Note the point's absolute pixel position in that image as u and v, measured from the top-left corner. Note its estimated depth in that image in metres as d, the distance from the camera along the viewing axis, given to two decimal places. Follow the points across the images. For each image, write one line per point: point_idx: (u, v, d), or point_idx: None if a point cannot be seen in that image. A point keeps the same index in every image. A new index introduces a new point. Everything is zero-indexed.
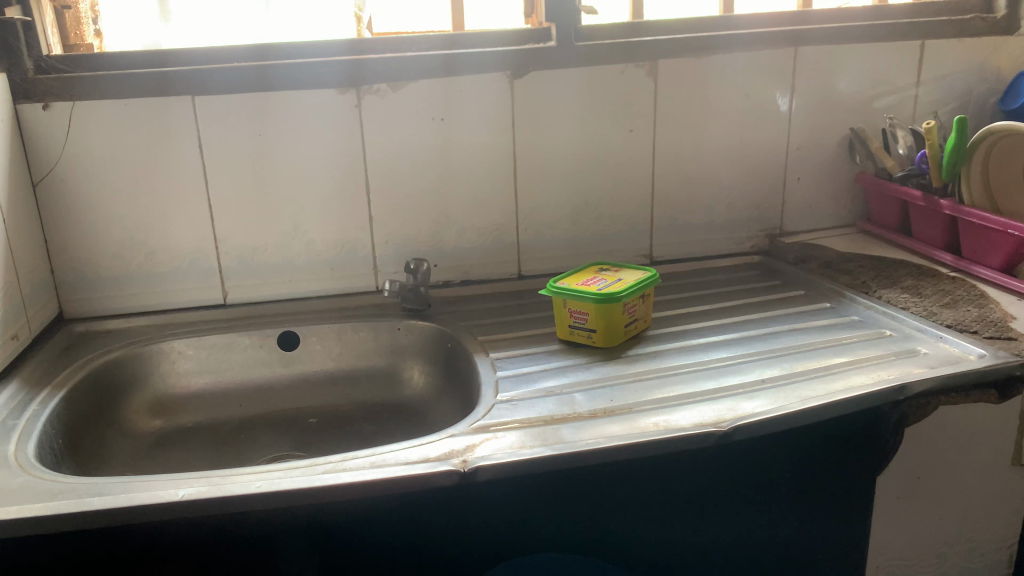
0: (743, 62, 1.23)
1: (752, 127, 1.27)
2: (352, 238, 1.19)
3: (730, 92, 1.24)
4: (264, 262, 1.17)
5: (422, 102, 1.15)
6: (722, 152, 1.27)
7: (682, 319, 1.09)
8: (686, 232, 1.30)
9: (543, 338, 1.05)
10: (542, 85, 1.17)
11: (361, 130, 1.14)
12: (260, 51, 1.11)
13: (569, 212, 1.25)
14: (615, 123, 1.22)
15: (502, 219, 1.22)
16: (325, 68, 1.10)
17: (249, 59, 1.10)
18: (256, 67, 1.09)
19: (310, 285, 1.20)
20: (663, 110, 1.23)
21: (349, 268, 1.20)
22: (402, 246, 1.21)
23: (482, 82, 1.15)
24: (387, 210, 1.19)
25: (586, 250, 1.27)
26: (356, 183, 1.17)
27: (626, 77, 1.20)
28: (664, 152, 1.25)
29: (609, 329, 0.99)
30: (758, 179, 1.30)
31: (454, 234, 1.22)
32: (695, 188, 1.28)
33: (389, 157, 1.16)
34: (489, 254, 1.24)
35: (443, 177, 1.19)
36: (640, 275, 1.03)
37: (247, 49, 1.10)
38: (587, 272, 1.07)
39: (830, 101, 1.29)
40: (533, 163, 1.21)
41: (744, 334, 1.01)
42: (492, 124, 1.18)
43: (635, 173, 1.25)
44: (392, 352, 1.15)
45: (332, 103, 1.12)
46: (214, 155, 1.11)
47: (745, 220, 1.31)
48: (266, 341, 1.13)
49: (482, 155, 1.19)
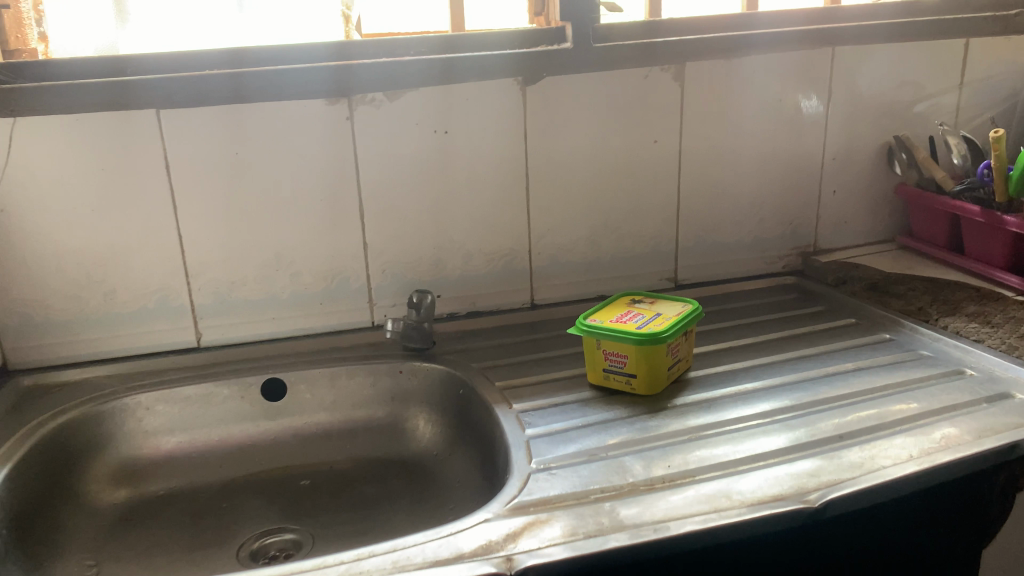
0: (776, 64, 1.11)
1: (785, 134, 1.15)
2: (344, 268, 1.04)
3: (761, 98, 1.12)
4: (243, 299, 1.02)
5: (422, 113, 1.01)
6: (753, 164, 1.15)
7: (727, 356, 0.96)
8: (715, 252, 1.17)
9: (572, 384, 0.92)
10: (558, 91, 1.04)
11: (354, 145, 1.00)
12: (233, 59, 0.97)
13: (587, 234, 1.11)
14: (637, 134, 1.09)
15: (513, 243, 1.09)
16: (313, 76, 0.96)
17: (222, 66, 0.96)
18: (230, 75, 0.94)
19: (296, 323, 1.05)
20: (689, 119, 1.10)
21: (341, 303, 1.05)
22: (401, 276, 1.06)
23: (490, 89, 1.02)
24: (384, 236, 1.04)
25: (605, 274, 1.14)
26: (348, 206, 1.02)
27: (650, 82, 1.07)
28: (690, 165, 1.12)
29: (652, 373, 0.86)
30: (791, 193, 1.17)
31: (460, 261, 1.07)
32: (725, 204, 1.15)
33: (385, 176, 1.02)
34: (499, 282, 1.10)
35: (447, 197, 1.05)
36: (681, 311, 0.91)
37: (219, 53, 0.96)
38: (618, 305, 0.94)
39: (867, 106, 1.17)
40: (547, 180, 1.07)
41: (802, 375, 0.89)
42: (503, 137, 1.04)
43: (660, 189, 1.12)
44: (393, 399, 1.01)
45: (320, 115, 0.98)
46: (184, 178, 0.97)
47: (776, 238, 1.19)
48: (249, 391, 0.99)
49: (489, 173, 1.05)
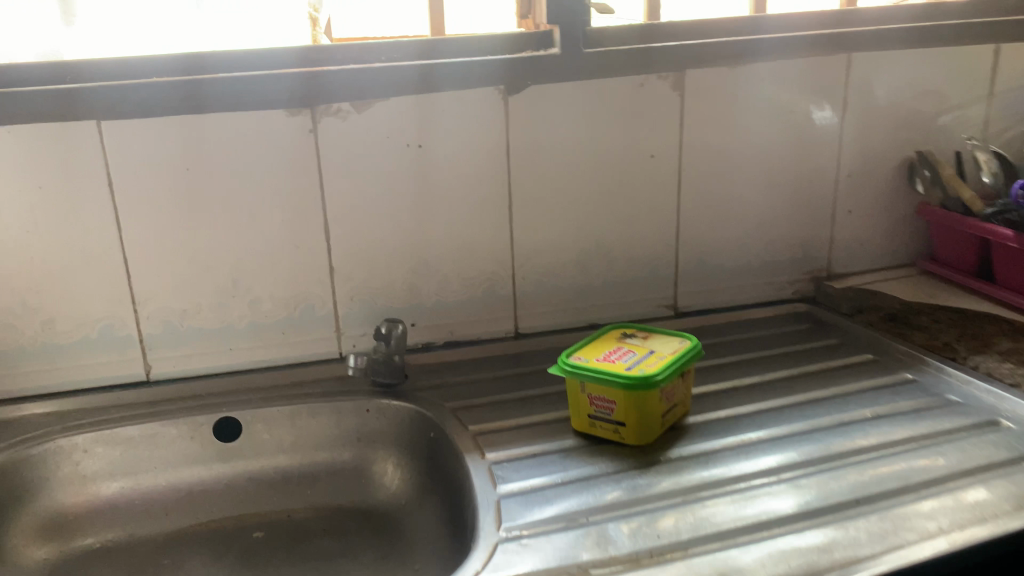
0: (785, 71, 1.01)
1: (796, 149, 1.05)
2: (307, 295, 0.95)
3: (769, 109, 1.02)
4: (196, 329, 0.93)
5: (393, 126, 0.92)
6: (760, 181, 1.05)
7: (728, 398, 0.86)
8: (719, 277, 1.07)
9: (553, 429, 0.82)
10: (545, 101, 0.95)
11: (318, 160, 0.91)
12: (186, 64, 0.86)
13: (576, 256, 1.01)
14: (632, 148, 0.99)
15: (494, 266, 0.99)
16: (275, 83, 0.85)
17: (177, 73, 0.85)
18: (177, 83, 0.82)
19: (256, 355, 0.95)
20: (690, 132, 1.00)
21: (305, 332, 0.96)
22: (370, 303, 0.97)
23: (469, 99, 0.93)
24: (352, 260, 0.95)
25: (597, 301, 1.04)
26: (312, 227, 0.93)
27: (645, 92, 0.97)
28: (691, 183, 1.02)
29: (642, 421, 0.76)
30: (802, 213, 1.07)
31: (436, 287, 0.98)
32: (729, 225, 1.05)
33: (353, 194, 0.93)
34: (479, 310, 1.00)
35: (421, 217, 0.95)
36: (677, 349, 0.81)
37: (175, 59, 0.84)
38: (607, 341, 0.84)
39: (885, 119, 1.07)
40: (532, 198, 0.98)
41: (812, 423, 0.79)
42: (483, 152, 0.95)
43: (657, 208, 1.02)
44: (360, 440, 0.91)
45: (280, 127, 0.89)
46: (129, 197, 0.88)
47: (786, 262, 1.09)
48: (199, 432, 0.89)
49: (469, 191, 0.96)
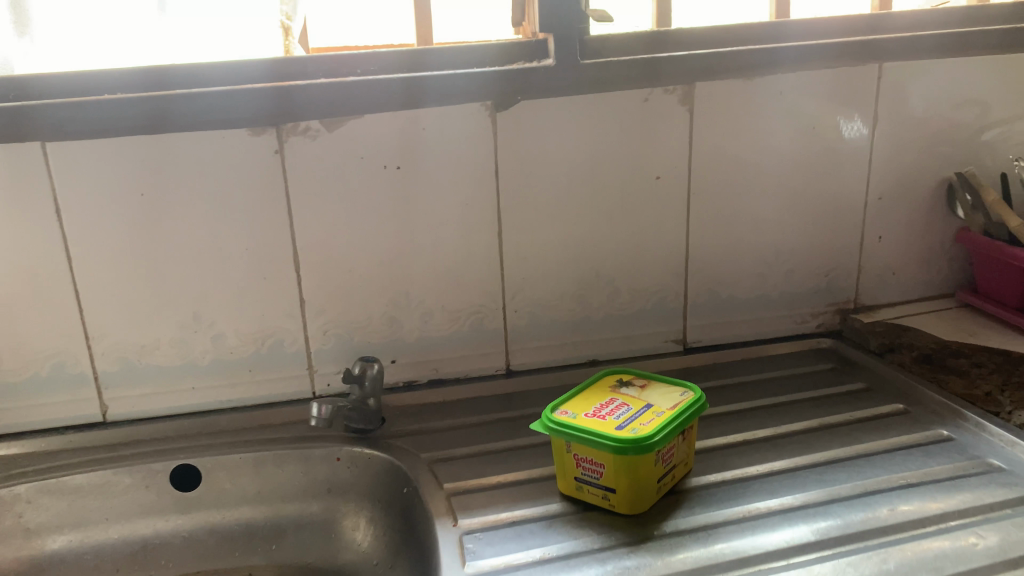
0: (808, 83, 0.91)
1: (820, 168, 0.94)
2: (276, 330, 0.87)
3: (790, 125, 0.92)
4: (156, 366, 0.85)
5: (369, 146, 0.83)
6: (780, 205, 0.94)
7: (737, 455, 0.76)
8: (733, 309, 0.97)
9: (537, 490, 0.73)
10: (537, 118, 0.85)
11: (286, 184, 0.82)
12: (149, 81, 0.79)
13: (574, 288, 0.92)
14: (636, 169, 0.89)
15: (483, 298, 0.90)
16: (242, 101, 0.78)
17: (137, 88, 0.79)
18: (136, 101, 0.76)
19: (221, 394, 0.88)
20: (701, 150, 0.90)
21: (274, 370, 0.88)
22: (346, 339, 0.88)
23: (453, 116, 0.84)
24: (324, 292, 0.86)
25: (598, 335, 0.95)
26: (281, 256, 0.84)
27: (650, 107, 0.88)
28: (702, 207, 0.92)
29: (635, 487, 0.66)
30: (827, 239, 0.97)
31: (418, 321, 0.89)
32: (745, 253, 0.95)
33: (325, 220, 0.84)
34: (466, 346, 0.91)
35: (402, 245, 0.87)
36: (677, 402, 0.71)
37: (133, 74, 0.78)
38: (599, 391, 0.75)
39: (920, 135, 0.96)
40: (524, 224, 0.88)
41: (832, 492, 0.69)
42: (470, 173, 0.86)
43: (665, 235, 0.92)
44: (330, 490, 0.83)
45: (243, 148, 0.81)
46: (79, 224, 0.80)
47: (809, 293, 0.98)
48: (155, 480, 0.82)
49: (453, 217, 0.87)
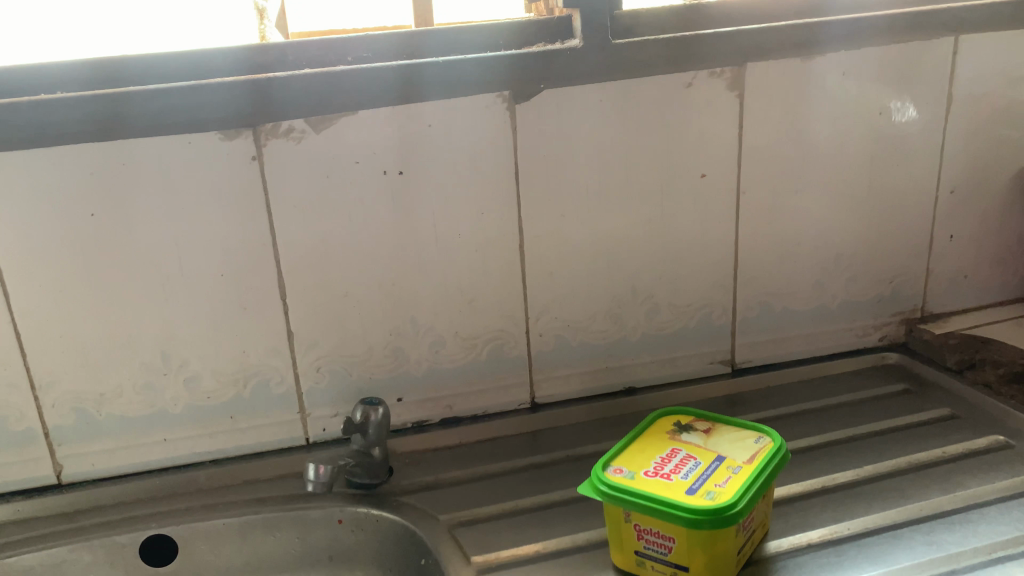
0: (871, 62, 0.78)
1: (886, 158, 0.82)
2: (260, 369, 0.73)
3: (851, 111, 0.79)
4: (118, 416, 0.72)
5: (364, 148, 0.69)
6: (840, 202, 0.82)
7: (820, 509, 0.63)
8: (787, 323, 0.84)
9: (584, 563, 0.60)
10: (564, 109, 0.72)
11: (267, 197, 0.69)
12: (106, 76, 0.65)
13: (607, 306, 0.79)
14: (678, 167, 0.76)
15: (503, 323, 0.77)
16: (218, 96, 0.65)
17: (86, 86, 0.65)
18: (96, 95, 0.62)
19: (198, 445, 0.74)
20: (753, 143, 0.77)
21: (260, 416, 0.75)
22: (344, 376, 0.75)
23: (464, 110, 0.70)
24: (316, 322, 0.73)
25: (636, 359, 0.82)
26: (263, 282, 0.71)
27: (693, 94, 0.75)
28: (753, 208, 0.80)
29: (713, 565, 0.54)
30: (891, 239, 0.85)
31: (428, 352, 0.76)
32: (800, 259, 0.82)
33: (315, 238, 0.71)
34: (484, 378, 0.78)
35: (406, 265, 0.73)
36: (755, 454, 0.59)
37: (80, 69, 0.64)
38: (656, 438, 0.62)
39: (998, 118, 0.84)
40: (551, 235, 0.75)
41: (948, 559, 0.57)
42: (485, 178, 0.72)
43: (710, 242, 0.79)
44: (333, 558, 0.71)
45: (214, 156, 0.67)
46: (14, 250, 0.66)
47: (871, 302, 0.86)
48: (121, 555, 0.69)
49: (466, 229, 0.73)
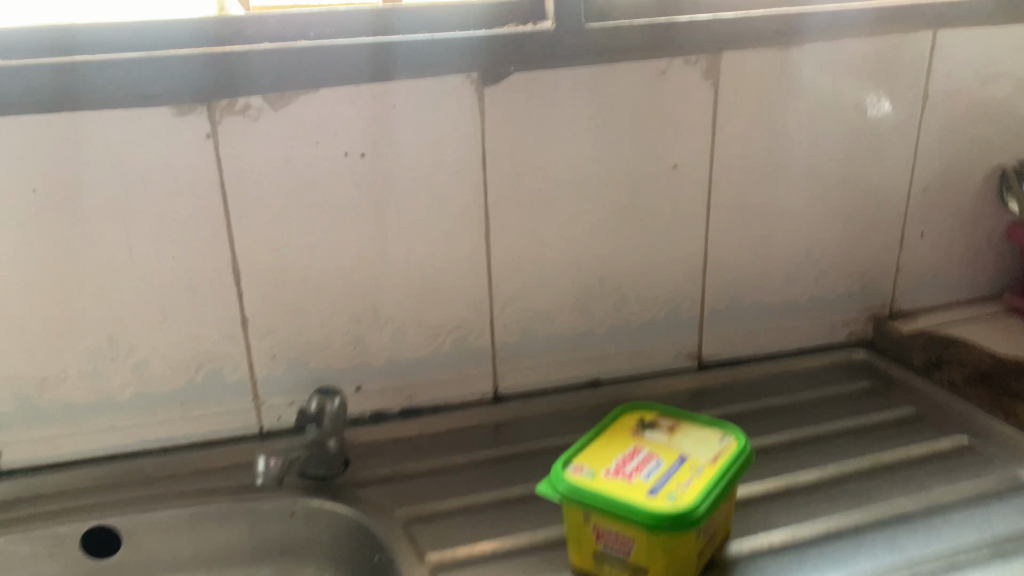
0: (849, 55, 0.77)
1: (859, 152, 0.80)
2: (213, 355, 0.70)
3: (827, 104, 0.78)
4: (62, 402, 0.68)
5: (324, 128, 0.67)
6: (813, 197, 0.81)
7: (783, 511, 0.62)
8: (756, 318, 0.83)
9: (542, 562, 0.59)
10: (534, 94, 0.70)
11: (222, 176, 0.66)
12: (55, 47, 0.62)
13: (574, 296, 0.77)
14: (650, 156, 0.74)
15: (466, 311, 0.74)
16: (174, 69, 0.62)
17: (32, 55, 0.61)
18: None
19: (146, 433, 0.71)
20: (727, 134, 0.76)
21: (211, 403, 0.72)
22: (300, 364, 0.72)
23: (430, 91, 0.68)
24: (272, 308, 0.70)
25: (602, 352, 0.80)
26: (217, 265, 0.68)
27: (667, 82, 0.73)
28: (725, 200, 0.78)
29: (673, 567, 0.53)
30: (863, 235, 0.84)
31: (388, 341, 0.74)
32: (771, 253, 0.81)
33: (272, 221, 0.68)
34: (446, 368, 0.76)
35: (366, 250, 0.71)
36: (719, 454, 0.57)
37: (27, 38, 0.61)
38: (618, 435, 0.61)
39: (973, 115, 0.83)
40: (518, 223, 0.73)
41: (909, 563, 0.56)
42: (451, 162, 0.70)
43: (681, 234, 0.78)
44: (285, 551, 0.69)
45: (165, 132, 0.64)
46: None
47: (840, 299, 0.85)
48: (62, 547, 0.66)
49: (430, 215, 0.71)
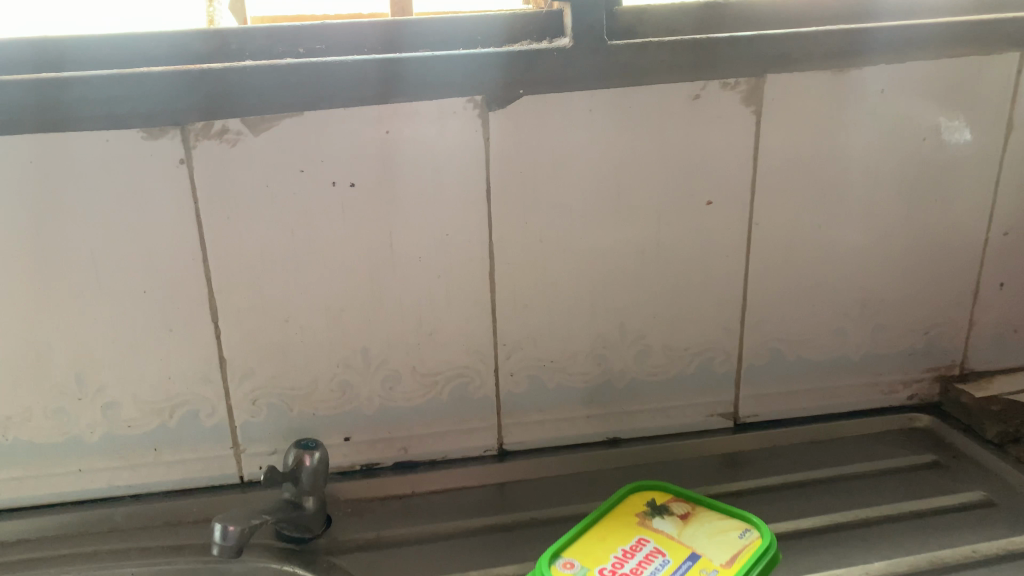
0: (917, 79, 0.67)
1: (928, 190, 0.70)
2: (188, 398, 0.65)
3: (890, 135, 0.68)
4: (27, 443, 0.64)
5: (310, 155, 0.60)
6: (871, 240, 0.70)
7: None
8: (801, 375, 0.73)
9: None
10: (547, 120, 0.62)
11: (197, 205, 0.60)
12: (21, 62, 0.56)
13: (590, 346, 0.69)
14: (680, 191, 0.66)
15: (468, 359, 0.67)
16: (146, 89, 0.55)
17: None
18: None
19: (116, 478, 0.66)
20: (771, 168, 0.66)
21: (187, 449, 0.66)
22: (283, 411, 0.66)
23: (429, 116, 0.60)
24: (252, 349, 0.64)
25: (621, 407, 0.71)
26: (192, 302, 0.62)
27: (701, 108, 0.64)
28: (767, 242, 0.69)
29: None
30: (929, 284, 0.73)
31: (380, 388, 0.67)
32: (819, 302, 0.71)
33: (252, 255, 0.62)
34: (445, 420, 0.69)
35: (356, 290, 0.64)
36: (738, 554, 0.49)
37: None
38: (622, 524, 0.52)
39: None
40: (527, 263, 0.65)
41: None
42: (451, 195, 0.62)
43: (714, 279, 0.69)
44: None
45: (137, 157, 0.58)
46: None
47: (900, 355, 0.75)
48: None
49: (428, 252, 0.64)
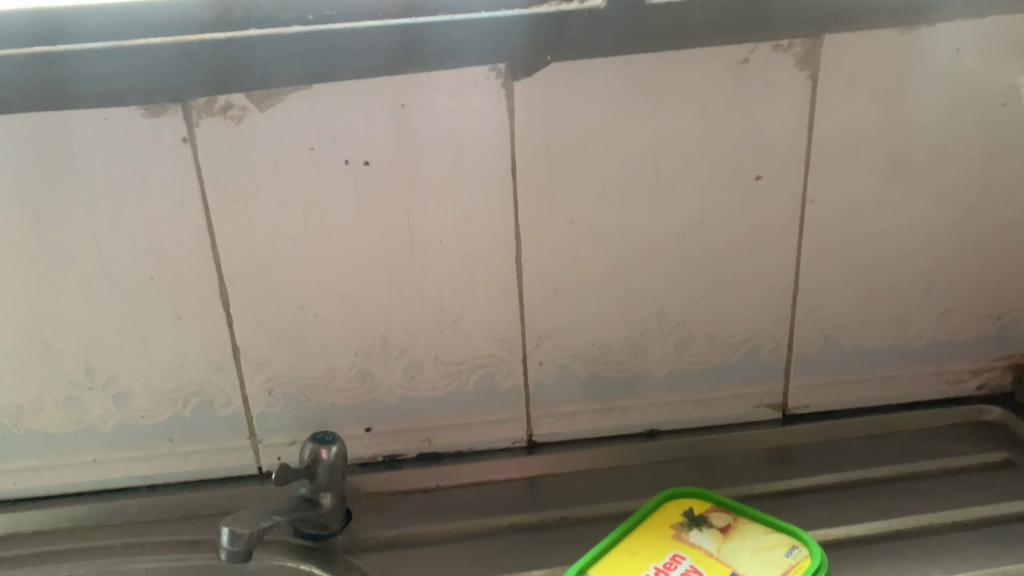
0: (998, 36, 0.59)
1: (1006, 162, 0.63)
2: (201, 388, 0.62)
3: (964, 101, 0.60)
4: (39, 433, 0.62)
5: (321, 132, 0.56)
6: (939, 217, 0.64)
7: None
8: (857, 363, 0.68)
9: None
10: (577, 90, 0.56)
11: (203, 187, 0.56)
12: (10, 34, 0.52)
13: (626, 334, 0.64)
14: (725, 166, 0.60)
15: (493, 348, 0.63)
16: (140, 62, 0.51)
17: None
18: None
19: (132, 468, 0.64)
20: (828, 139, 0.60)
21: (202, 440, 0.63)
22: (301, 401, 0.63)
23: (448, 87, 0.55)
24: (266, 338, 0.61)
25: (659, 398, 0.66)
26: (202, 289, 0.59)
27: (751, 73, 0.57)
28: (822, 221, 0.62)
29: None
30: (1004, 265, 0.66)
31: (401, 378, 0.63)
32: (879, 285, 0.65)
33: (262, 240, 0.58)
34: (470, 412, 0.65)
35: (373, 275, 0.60)
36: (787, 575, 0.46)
37: None
38: (658, 539, 0.50)
39: None
40: (556, 246, 0.60)
41: None
42: (474, 173, 0.58)
43: (762, 262, 0.63)
44: None
45: (138, 137, 0.55)
46: None
47: (968, 343, 0.68)
48: None
49: (449, 235, 0.59)
